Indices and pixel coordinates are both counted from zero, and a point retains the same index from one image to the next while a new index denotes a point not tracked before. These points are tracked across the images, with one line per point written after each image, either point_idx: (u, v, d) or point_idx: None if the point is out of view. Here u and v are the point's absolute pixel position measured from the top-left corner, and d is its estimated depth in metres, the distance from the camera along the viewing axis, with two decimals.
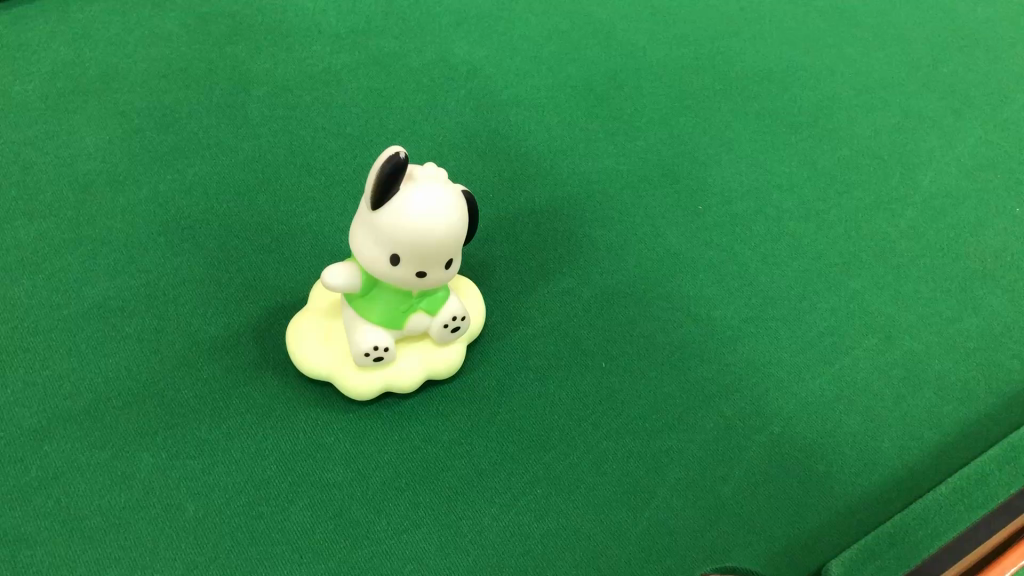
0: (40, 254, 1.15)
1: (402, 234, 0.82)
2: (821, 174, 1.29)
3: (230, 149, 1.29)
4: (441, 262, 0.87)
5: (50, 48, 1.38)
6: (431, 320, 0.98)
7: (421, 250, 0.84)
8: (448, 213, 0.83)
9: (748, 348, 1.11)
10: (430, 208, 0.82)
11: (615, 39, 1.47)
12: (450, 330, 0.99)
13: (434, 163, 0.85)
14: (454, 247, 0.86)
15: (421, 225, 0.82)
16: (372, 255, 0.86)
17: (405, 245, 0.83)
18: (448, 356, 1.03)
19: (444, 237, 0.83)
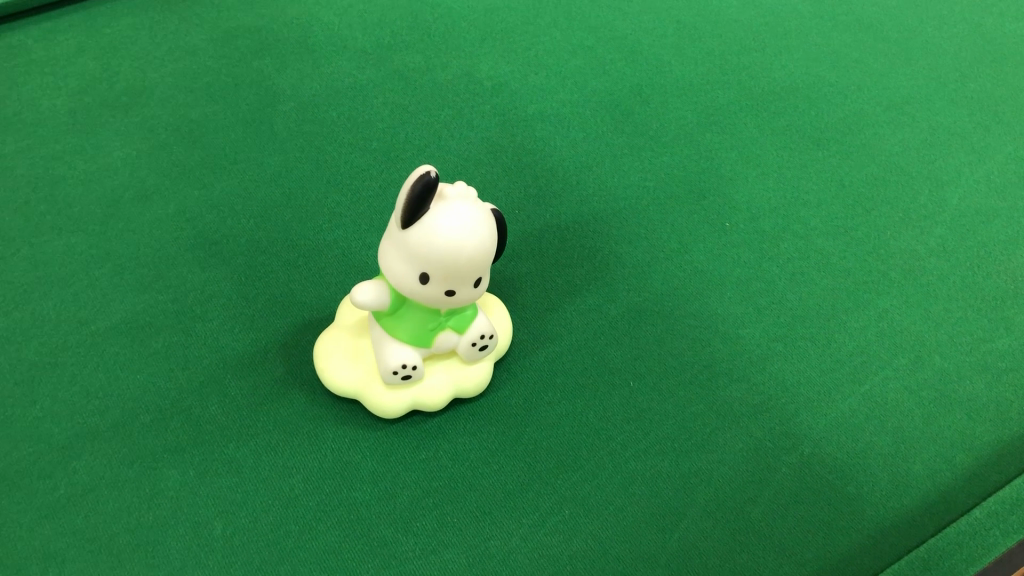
0: (69, 270, 1.16)
1: (431, 253, 0.82)
2: (849, 191, 1.28)
3: (256, 164, 1.29)
4: (470, 281, 0.86)
5: (79, 64, 1.40)
6: (460, 337, 0.97)
7: (450, 270, 0.83)
8: (478, 231, 0.83)
9: (777, 367, 1.10)
10: (460, 228, 0.82)
11: (640, 54, 1.46)
12: (478, 348, 0.98)
13: (464, 182, 0.85)
14: (484, 266, 0.86)
15: (451, 243, 0.82)
16: (402, 274, 0.86)
17: (435, 263, 0.83)
18: (476, 374, 1.03)
19: (474, 255, 0.83)
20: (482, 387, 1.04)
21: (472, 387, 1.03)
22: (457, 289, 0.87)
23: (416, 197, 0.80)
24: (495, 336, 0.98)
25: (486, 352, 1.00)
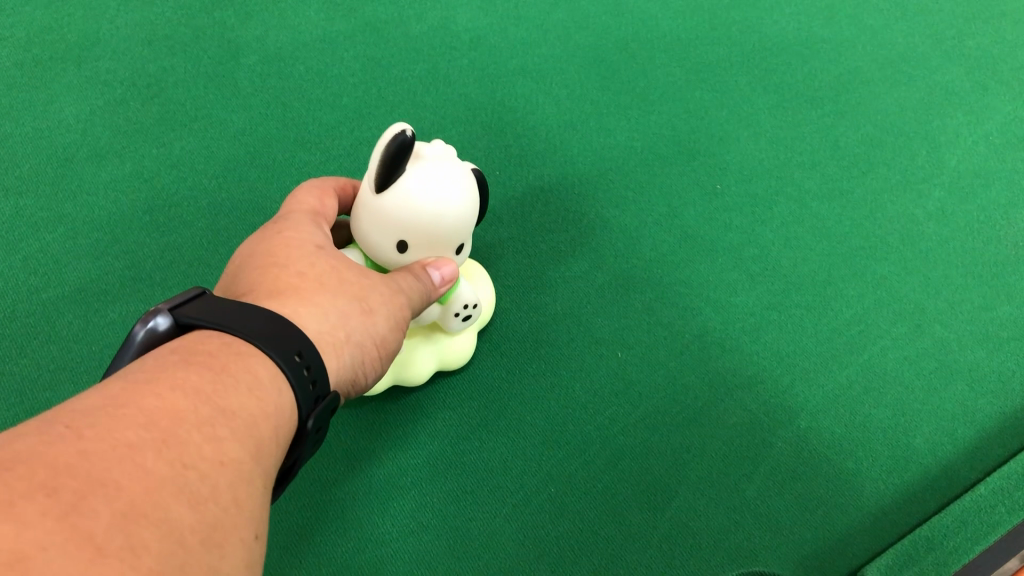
0: (18, 235, 1.09)
1: (409, 222, 0.75)
2: (844, 153, 1.23)
3: (219, 121, 1.21)
4: (453, 245, 0.80)
5: (25, 11, 1.30)
6: (442, 309, 0.88)
7: (429, 238, 0.77)
8: (459, 196, 0.76)
9: (772, 336, 1.05)
10: (440, 195, 0.75)
11: (626, 6, 1.38)
12: (462, 320, 0.90)
13: (440, 141, 0.77)
14: (464, 232, 0.80)
15: (432, 209, 0.75)
16: (377, 242, 0.78)
17: (413, 233, 0.76)
18: (460, 346, 0.96)
19: (455, 221, 0.77)
20: (461, 357, 0.97)
21: (452, 357, 0.96)
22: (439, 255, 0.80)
23: (393, 163, 0.72)
24: (479, 308, 0.90)
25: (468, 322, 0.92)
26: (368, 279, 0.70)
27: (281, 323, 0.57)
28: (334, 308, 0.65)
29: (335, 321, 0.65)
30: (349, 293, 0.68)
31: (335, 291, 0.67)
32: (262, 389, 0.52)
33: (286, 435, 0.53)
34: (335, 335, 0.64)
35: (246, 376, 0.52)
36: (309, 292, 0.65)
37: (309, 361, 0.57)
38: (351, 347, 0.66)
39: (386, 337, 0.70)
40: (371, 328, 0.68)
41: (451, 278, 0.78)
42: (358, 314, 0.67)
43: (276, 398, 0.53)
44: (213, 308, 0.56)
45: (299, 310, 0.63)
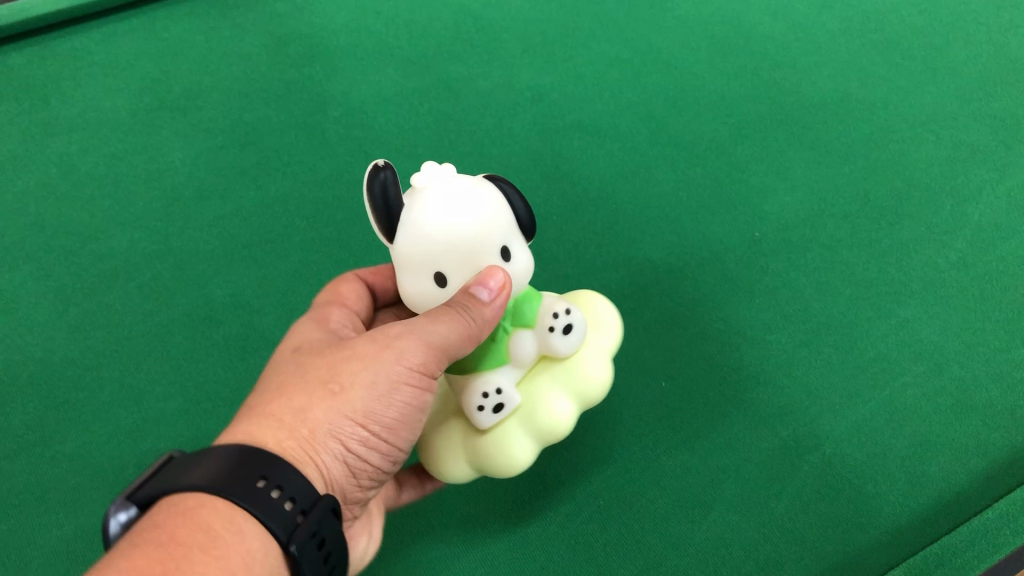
0: (133, 264, 1.25)
1: (427, 247, 0.73)
2: (872, 205, 1.34)
3: (309, 167, 1.36)
4: (489, 253, 0.75)
5: (138, 65, 1.47)
6: (534, 332, 0.80)
7: (460, 256, 0.73)
8: (468, 204, 0.73)
9: (803, 371, 1.16)
10: (444, 210, 0.73)
11: (674, 67, 1.52)
12: (563, 332, 0.79)
13: (427, 162, 0.76)
14: (499, 237, 0.75)
15: (439, 228, 0.72)
16: (421, 291, 0.76)
17: (438, 256, 0.73)
18: (588, 369, 0.83)
19: (475, 230, 0.73)
20: (597, 378, 0.83)
21: (585, 383, 0.82)
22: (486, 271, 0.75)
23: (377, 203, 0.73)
24: (571, 310, 0.79)
25: (574, 335, 0.80)
26: (351, 356, 0.74)
27: (236, 461, 0.64)
28: (297, 410, 0.71)
29: (311, 418, 0.70)
30: (329, 382, 0.73)
31: (314, 386, 0.72)
32: (219, 545, 0.59)
33: (266, 567, 0.61)
34: (313, 431, 0.70)
35: (201, 539, 0.60)
36: (274, 404, 0.72)
37: (274, 481, 0.63)
38: (339, 436, 0.71)
39: (386, 400, 0.73)
40: (352, 406, 0.71)
41: (501, 286, 0.73)
42: (328, 402, 0.71)
43: (238, 544, 0.60)
44: (176, 472, 0.64)
45: (270, 427, 0.70)
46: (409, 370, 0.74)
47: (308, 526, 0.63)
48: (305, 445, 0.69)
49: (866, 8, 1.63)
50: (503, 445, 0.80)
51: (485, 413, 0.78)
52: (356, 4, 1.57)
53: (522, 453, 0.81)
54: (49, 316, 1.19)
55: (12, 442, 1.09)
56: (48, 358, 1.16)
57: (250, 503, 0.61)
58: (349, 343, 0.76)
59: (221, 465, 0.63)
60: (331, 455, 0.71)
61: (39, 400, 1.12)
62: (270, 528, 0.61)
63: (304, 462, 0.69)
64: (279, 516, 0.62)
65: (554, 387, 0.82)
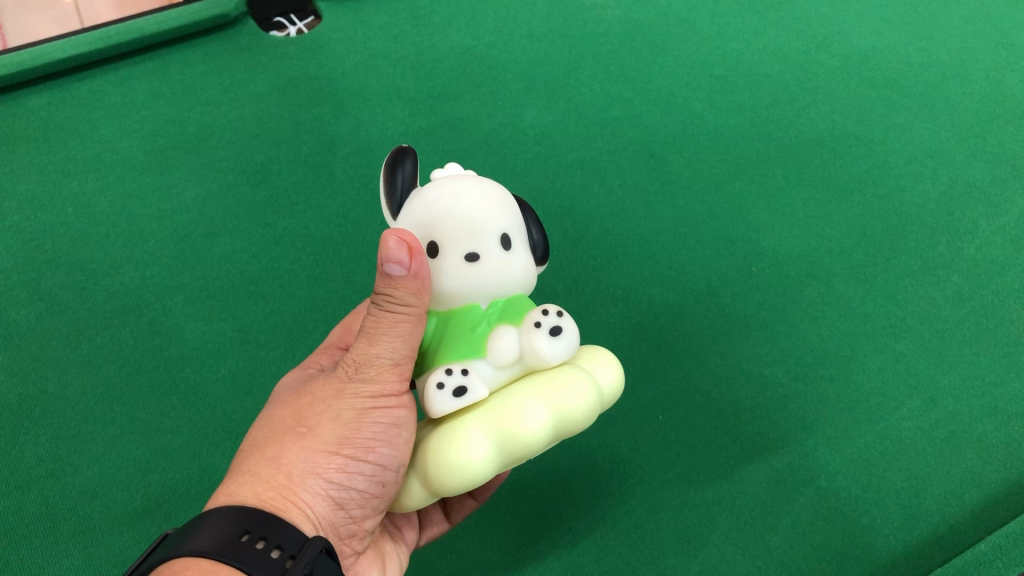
0: (145, 300, 1.29)
1: (425, 208, 0.77)
2: (869, 240, 1.36)
3: (317, 205, 1.40)
4: (488, 235, 0.77)
5: (153, 107, 1.51)
6: (518, 330, 0.75)
7: (455, 219, 0.76)
8: (473, 184, 0.79)
9: (798, 405, 1.17)
10: (449, 184, 0.79)
11: (674, 106, 1.55)
12: (551, 329, 0.73)
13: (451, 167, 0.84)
14: (500, 218, 0.78)
15: (446, 195, 0.77)
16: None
17: (434, 217, 0.77)
18: (576, 385, 0.72)
19: (475, 200, 0.77)
20: (580, 395, 0.72)
21: (562, 395, 0.71)
22: (480, 253, 0.76)
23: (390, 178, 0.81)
24: (558, 310, 0.74)
25: (565, 340, 0.74)
26: (315, 401, 0.77)
27: (214, 523, 0.66)
28: (269, 461, 0.73)
29: (286, 463, 0.73)
30: (296, 426, 0.76)
31: (283, 435, 0.75)
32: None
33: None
34: (290, 474, 0.73)
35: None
36: (248, 462, 0.74)
37: (256, 533, 0.66)
38: (317, 472, 0.73)
39: (356, 427, 0.75)
40: (322, 441, 0.74)
41: (412, 254, 0.71)
42: (299, 444, 0.74)
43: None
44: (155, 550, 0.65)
45: (246, 482, 0.72)
46: (375, 395, 0.76)
47: (298, 567, 0.65)
48: (285, 489, 0.72)
49: (864, 47, 1.66)
50: (449, 435, 0.69)
51: (443, 395, 0.71)
52: (365, 46, 1.62)
53: (473, 451, 0.68)
54: (63, 351, 1.23)
55: (24, 473, 1.11)
56: (61, 391, 1.19)
57: (234, 556, 0.63)
58: (312, 390, 0.79)
59: (203, 530, 0.65)
60: (314, 492, 0.73)
61: (51, 432, 1.15)
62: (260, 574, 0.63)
63: (287, 507, 0.71)
64: (266, 562, 0.64)
65: (531, 396, 0.71)
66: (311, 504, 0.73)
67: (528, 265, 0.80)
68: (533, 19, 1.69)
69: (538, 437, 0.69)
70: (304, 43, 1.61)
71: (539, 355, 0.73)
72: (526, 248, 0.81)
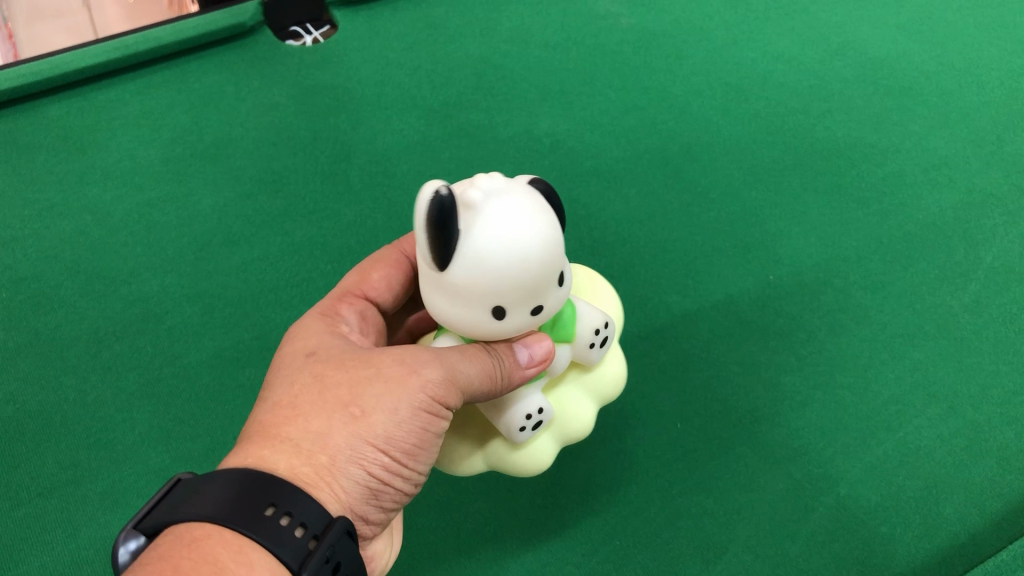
0: (165, 308, 1.29)
1: (491, 277, 0.69)
2: (886, 248, 1.36)
3: (334, 214, 1.40)
4: (550, 284, 0.73)
5: (170, 115, 1.52)
6: (572, 346, 0.85)
7: (524, 288, 0.71)
8: (535, 229, 0.70)
9: (816, 413, 1.17)
10: (510, 238, 0.69)
11: (690, 115, 1.55)
12: (601, 345, 0.86)
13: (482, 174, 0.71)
14: (559, 261, 0.73)
15: (515, 263, 0.69)
16: (470, 321, 0.73)
17: (505, 288, 0.70)
18: (607, 372, 0.92)
19: (542, 258, 0.71)
20: (615, 382, 0.92)
21: (607, 387, 0.92)
22: (543, 303, 0.74)
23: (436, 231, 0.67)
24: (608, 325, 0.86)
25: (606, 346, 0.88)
26: (375, 378, 0.74)
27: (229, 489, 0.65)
28: (317, 437, 0.71)
29: (331, 445, 0.71)
30: (349, 406, 0.73)
31: (334, 410, 0.73)
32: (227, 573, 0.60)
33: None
34: (335, 458, 0.71)
35: (210, 570, 0.59)
36: (292, 429, 0.72)
37: (282, 508, 0.65)
38: (360, 462, 0.72)
39: (406, 428, 0.73)
40: (373, 431, 0.72)
41: (544, 354, 0.79)
42: (352, 429, 0.72)
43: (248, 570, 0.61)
44: (180, 505, 0.65)
45: (288, 453, 0.70)
46: (433, 400, 0.74)
47: (321, 550, 0.64)
48: (325, 472, 0.70)
49: (880, 55, 1.66)
50: (532, 456, 0.86)
51: (526, 432, 0.83)
52: (380, 55, 1.63)
53: (550, 460, 0.87)
54: (83, 358, 1.24)
55: (45, 480, 1.12)
56: (82, 398, 1.20)
57: (256, 530, 0.63)
58: (375, 360, 0.76)
59: (228, 496, 0.65)
60: (354, 480, 0.72)
61: (72, 440, 1.16)
62: (279, 555, 0.62)
63: (322, 487, 0.70)
64: (288, 541, 0.63)
65: (576, 390, 0.91)
66: (347, 491, 0.72)
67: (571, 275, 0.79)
68: (547, 29, 1.69)
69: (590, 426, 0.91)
70: (319, 51, 1.62)
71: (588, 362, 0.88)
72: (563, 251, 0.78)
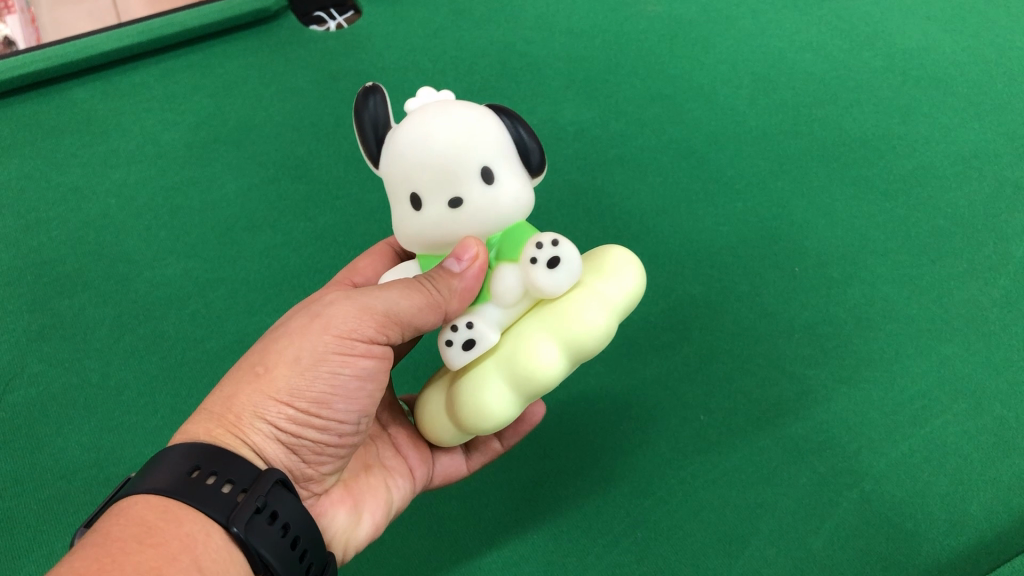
0: (188, 292, 1.30)
1: (401, 155, 0.75)
2: (914, 241, 1.34)
3: (357, 200, 1.40)
4: (466, 170, 0.74)
5: (194, 99, 1.52)
6: (518, 267, 0.75)
7: (427, 166, 0.74)
8: (448, 119, 0.75)
9: (840, 408, 1.16)
10: (421, 123, 0.75)
11: (716, 103, 1.54)
12: (546, 265, 0.72)
13: (427, 88, 0.81)
14: (479, 151, 0.74)
15: (416, 141, 0.74)
16: (404, 217, 0.77)
17: (410, 164, 0.74)
18: (586, 313, 0.74)
19: (448, 139, 0.73)
20: (587, 321, 0.73)
21: (575, 324, 0.73)
22: (461, 195, 0.74)
23: (365, 125, 0.79)
24: (558, 241, 0.73)
25: (565, 271, 0.72)
26: (282, 336, 0.77)
27: (163, 463, 0.65)
28: (226, 398, 0.74)
29: (237, 404, 0.73)
30: (256, 366, 0.75)
31: (244, 373, 0.76)
32: (155, 533, 0.60)
33: (211, 548, 0.61)
34: (240, 415, 0.73)
35: (139, 532, 0.59)
36: (208, 402, 0.75)
37: (207, 469, 0.65)
38: (266, 416, 0.73)
39: (311, 377, 0.74)
40: (275, 385, 0.74)
41: (472, 256, 0.73)
42: (257, 386, 0.74)
43: (177, 528, 0.61)
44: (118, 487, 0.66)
45: (201, 421, 0.73)
46: (336, 338, 0.75)
47: (249, 502, 0.64)
48: (233, 431, 0.72)
49: (910, 45, 1.64)
50: (469, 385, 0.75)
51: (454, 350, 0.75)
52: (404, 41, 1.62)
53: (489, 396, 0.74)
54: (106, 342, 1.24)
55: (68, 462, 1.12)
56: (105, 382, 1.20)
57: (181, 492, 0.63)
58: (289, 324, 0.79)
59: (161, 469, 0.64)
60: (264, 437, 0.73)
61: (95, 422, 1.16)
62: (207, 512, 0.62)
63: (235, 445, 0.71)
64: (214, 498, 0.63)
65: (544, 327, 0.74)
66: (263, 448, 0.73)
67: (524, 190, 0.77)
68: (573, 17, 1.68)
69: (551, 372, 0.73)
70: (344, 37, 1.61)
71: (539, 288, 0.73)
72: (522, 172, 0.78)
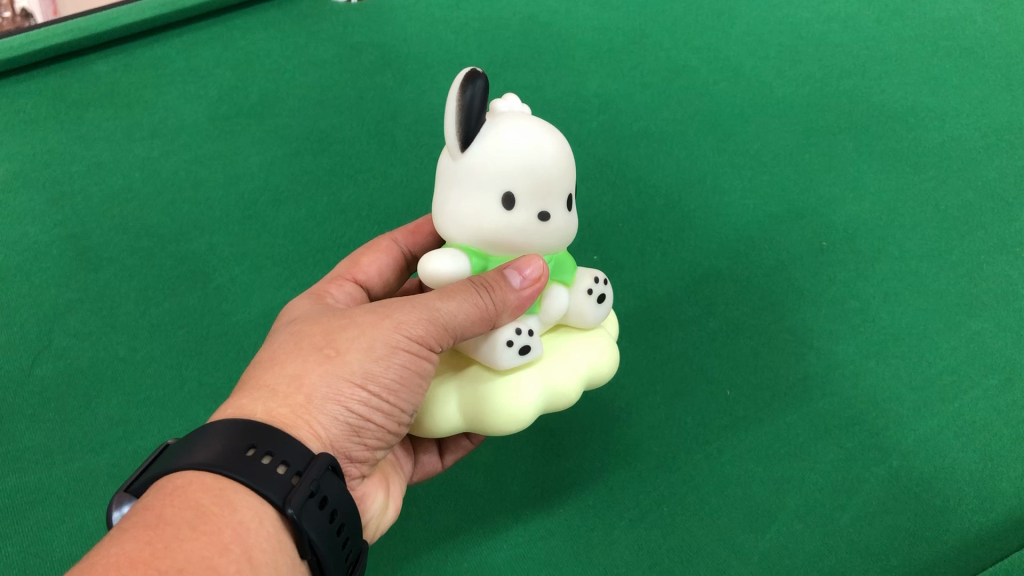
0: (212, 267, 1.30)
1: (508, 158, 0.70)
2: (945, 215, 1.32)
3: (381, 174, 1.40)
4: (560, 192, 0.73)
5: (216, 72, 1.51)
6: (568, 291, 0.78)
7: (537, 181, 0.71)
8: (548, 135, 0.73)
9: (869, 384, 1.15)
10: (524, 131, 0.72)
11: (743, 75, 1.51)
12: (598, 300, 0.78)
13: (509, 93, 0.77)
14: (569, 178, 0.74)
15: (530, 150, 0.71)
16: (478, 214, 0.72)
17: (521, 172, 0.70)
18: (604, 349, 0.81)
19: (557, 160, 0.72)
20: (610, 356, 0.81)
21: (600, 356, 0.80)
22: (551, 213, 0.73)
23: (462, 105, 0.70)
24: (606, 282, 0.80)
25: (604, 310, 0.79)
26: (351, 324, 0.71)
27: (214, 439, 0.62)
28: (289, 375, 0.68)
29: (307, 384, 0.67)
30: (324, 347, 0.70)
31: (310, 351, 0.70)
32: (210, 519, 0.57)
33: (264, 536, 0.58)
34: (310, 397, 0.67)
35: (192, 515, 0.56)
36: (262, 377, 0.69)
37: (263, 449, 0.61)
38: (338, 400, 0.68)
39: (386, 365, 0.69)
40: (349, 368, 0.68)
41: (537, 277, 0.72)
42: (326, 370, 0.68)
43: (231, 513, 0.58)
44: (165, 460, 0.62)
45: (260, 397, 0.67)
46: (407, 337, 0.70)
47: (303, 485, 0.61)
48: (299, 411, 0.66)
49: (940, 15, 1.61)
50: (513, 390, 0.73)
51: (510, 352, 0.73)
52: (426, 12, 1.60)
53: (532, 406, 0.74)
54: (133, 316, 1.25)
55: (96, 435, 1.13)
56: (131, 356, 1.21)
57: (237, 471, 0.60)
58: (351, 313, 0.73)
59: (213, 446, 0.61)
60: (331, 419, 0.67)
61: (122, 396, 1.17)
62: (263, 494, 0.59)
63: (298, 426, 0.66)
64: (269, 479, 0.60)
65: (571, 352, 0.79)
66: (327, 429, 0.67)
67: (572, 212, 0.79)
68: None
69: (575, 392, 0.78)
70: (365, 9, 1.60)
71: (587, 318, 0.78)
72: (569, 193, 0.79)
